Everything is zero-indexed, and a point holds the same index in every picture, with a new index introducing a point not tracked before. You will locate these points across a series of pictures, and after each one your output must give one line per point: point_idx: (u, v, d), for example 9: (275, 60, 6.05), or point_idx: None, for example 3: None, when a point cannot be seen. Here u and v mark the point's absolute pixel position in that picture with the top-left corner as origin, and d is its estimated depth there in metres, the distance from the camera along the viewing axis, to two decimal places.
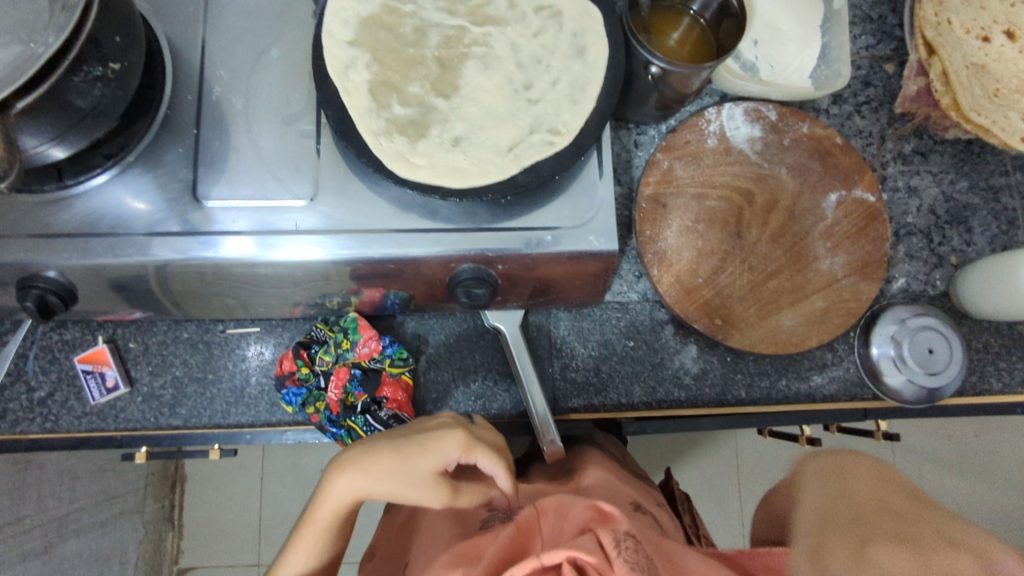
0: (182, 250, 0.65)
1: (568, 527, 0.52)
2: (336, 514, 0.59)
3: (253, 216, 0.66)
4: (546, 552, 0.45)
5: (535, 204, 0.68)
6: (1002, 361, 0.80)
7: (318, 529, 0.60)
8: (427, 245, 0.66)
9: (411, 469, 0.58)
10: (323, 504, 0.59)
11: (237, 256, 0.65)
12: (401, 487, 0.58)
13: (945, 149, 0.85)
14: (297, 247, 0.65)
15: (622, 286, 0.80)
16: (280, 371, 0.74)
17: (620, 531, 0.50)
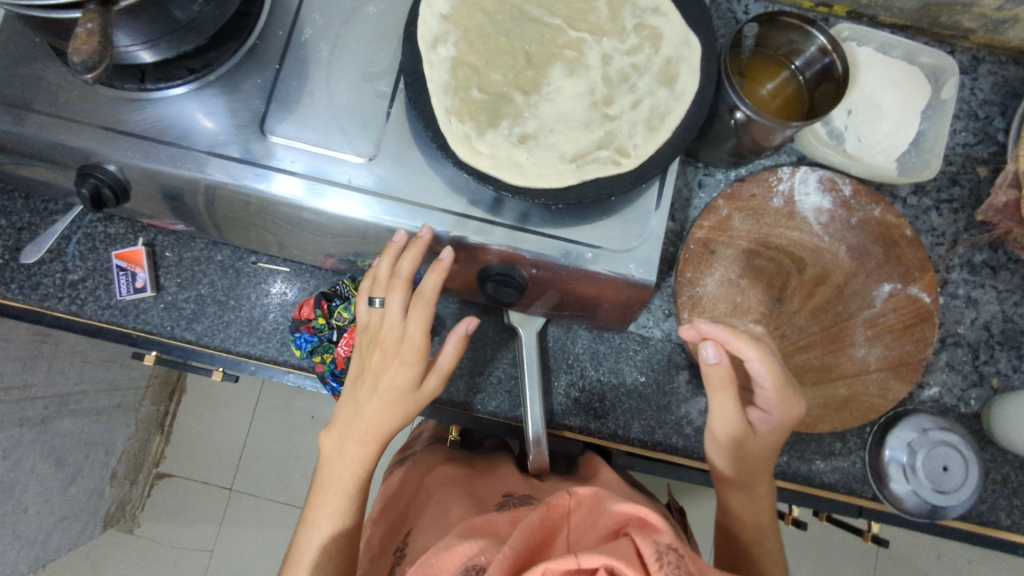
0: (237, 176, 0.66)
1: (601, 526, 0.46)
2: (355, 471, 0.65)
3: (311, 161, 0.67)
4: (585, 554, 0.39)
5: (584, 218, 0.67)
6: (1018, 499, 0.77)
7: (337, 494, 0.65)
8: (471, 232, 0.66)
9: (394, 403, 0.66)
10: (335, 471, 0.65)
11: (285, 196, 0.66)
12: (394, 416, 0.66)
13: (1017, 269, 0.81)
14: (345, 202, 0.66)
15: (649, 321, 0.79)
16: (298, 316, 0.75)
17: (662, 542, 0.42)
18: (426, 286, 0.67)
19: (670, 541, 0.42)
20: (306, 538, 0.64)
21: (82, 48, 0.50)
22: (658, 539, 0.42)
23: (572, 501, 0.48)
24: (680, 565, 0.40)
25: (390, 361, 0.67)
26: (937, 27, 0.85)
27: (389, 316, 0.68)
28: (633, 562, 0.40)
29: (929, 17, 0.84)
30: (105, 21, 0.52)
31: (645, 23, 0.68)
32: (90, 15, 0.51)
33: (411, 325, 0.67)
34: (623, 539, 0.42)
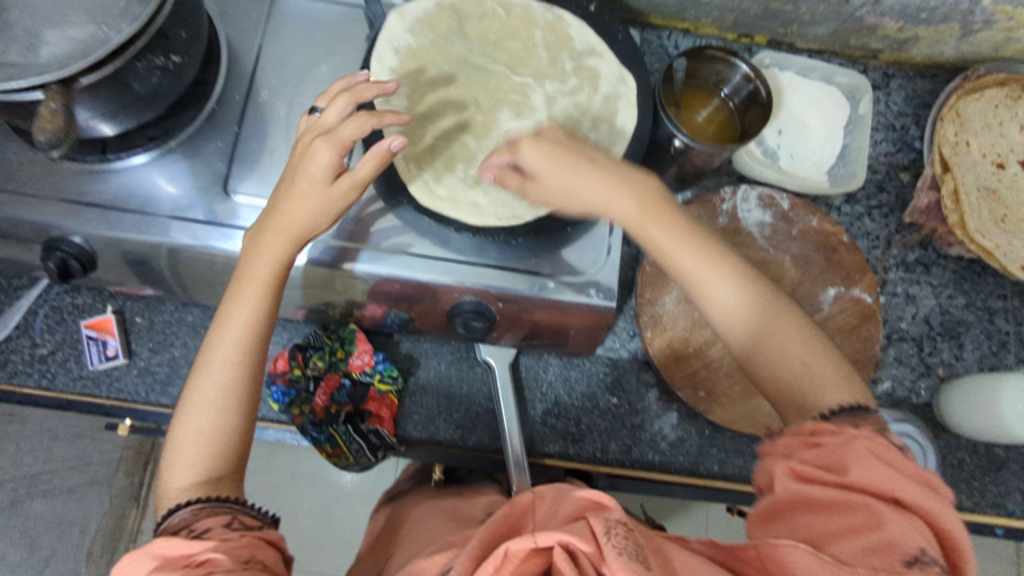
0: (198, 237, 0.68)
1: (562, 513, 0.49)
2: (240, 340, 0.55)
3: None
4: (540, 533, 0.43)
5: (543, 251, 0.71)
6: (975, 480, 0.81)
7: (225, 372, 0.54)
8: (435, 272, 0.68)
9: (305, 197, 0.57)
10: (218, 340, 0.55)
11: None
12: (284, 255, 0.58)
13: (948, 264, 0.88)
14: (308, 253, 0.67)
15: (615, 343, 0.82)
16: (274, 369, 0.76)
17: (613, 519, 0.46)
18: (331, 113, 0.58)
19: (619, 517, 0.46)
20: (184, 417, 0.54)
21: (49, 128, 0.52)
22: (608, 517, 0.46)
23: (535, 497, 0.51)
24: (627, 536, 0.44)
25: (291, 200, 0.58)
26: (848, 49, 0.93)
27: (323, 121, 0.58)
28: (585, 538, 0.43)
29: (840, 41, 0.92)
30: (69, 100, 0.55)
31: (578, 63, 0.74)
32: (53, 95, 0.53)
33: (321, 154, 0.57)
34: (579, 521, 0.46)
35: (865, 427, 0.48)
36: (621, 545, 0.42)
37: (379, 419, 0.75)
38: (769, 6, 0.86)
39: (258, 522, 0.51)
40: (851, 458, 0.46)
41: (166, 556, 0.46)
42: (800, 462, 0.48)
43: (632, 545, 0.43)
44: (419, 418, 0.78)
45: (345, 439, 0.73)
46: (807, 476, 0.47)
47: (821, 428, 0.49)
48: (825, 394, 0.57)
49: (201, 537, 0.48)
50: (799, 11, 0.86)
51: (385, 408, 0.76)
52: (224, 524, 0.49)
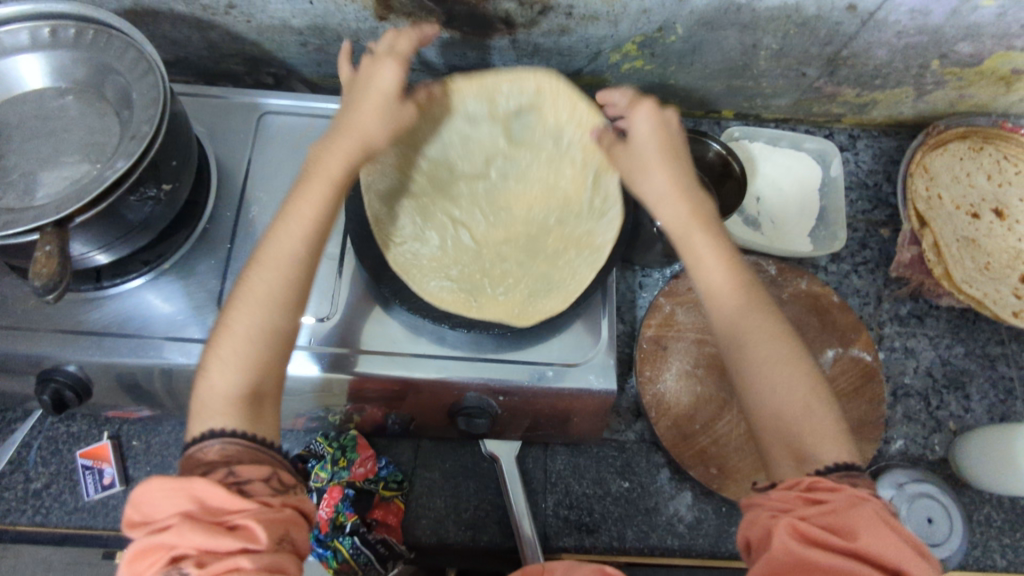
0: (192, 354, 0.68)
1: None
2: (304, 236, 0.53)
3: None
4: None
5: (538, 340, 0.71)
6: (1007, 537, 0.78)
7: (274, 273, 0.52)
8: (433, 371, 0.68)
9: (377, 106, 0.57)
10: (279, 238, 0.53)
11: None
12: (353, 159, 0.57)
13: (940, 315, 0.89)
14: (309, 361, 0.68)
15: (619, 425, 0.80)
16: None
17: None
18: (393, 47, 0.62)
19: None
20: (231, 324, 0.50)
21: (43, 271, 0.53)
22: None
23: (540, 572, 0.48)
24: None
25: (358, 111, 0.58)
26: (812, 116, 0.98)
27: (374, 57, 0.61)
28: None
29: (803, 110, 0.96)
30: (63, 240, 0.55)
31: (586, 177, 0.72)
32: (48, 237, 0.55)
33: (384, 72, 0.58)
34: None
35: (864, 491, 0.46)
36: None
37: (386, 528, 0.72)
38: (732, 84, 0.90)
39: (294, 479, 0.47)
40: (859, 522, 0.43)
41: (206, 502, 0.41)
42: (803, 518, 0.44)
43: None
44: (428, 522, 0.75)
45: (352, 552, 0.69)
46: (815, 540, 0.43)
47: (818, 481, 0.46)
48: (825, 446, 0.56)
49: (244, 488, 0.43)
50: (761, 86, 0.91)
51: (391, 515, 0.73)
52: (264, 476, 0.44)
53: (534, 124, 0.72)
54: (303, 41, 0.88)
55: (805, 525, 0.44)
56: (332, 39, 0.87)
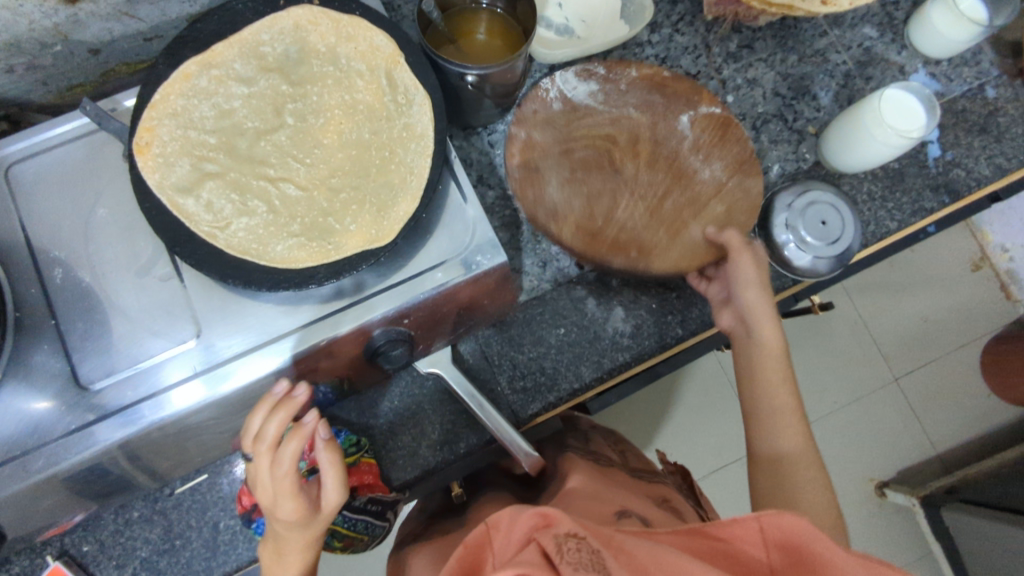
0: (131, 421, 0.62)
1: (514, 538, 0.47)
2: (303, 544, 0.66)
3: (191, 359, 0.64)
4: None
5: (412, 248, 0.68)
6: (890, 200, 0.83)
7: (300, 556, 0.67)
8: (328, 331, 0.64)
9: (296, 489, 0.63)
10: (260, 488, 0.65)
11: (192, 404, 0.63)
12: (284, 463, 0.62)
13: (765, 35, 0.89)
14: (250, 367, 0.64)
15: (532, 282, 0.79)
16: (242, 509, 0.70)
17: (563, 534, 0.45)
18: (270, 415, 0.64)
19: (568, 530, 0.46)
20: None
21: None
22: (557, 532, 0.46)
23: (489, 527, 0.49)
24: (581, 547, 0.45)
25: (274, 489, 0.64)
26: None
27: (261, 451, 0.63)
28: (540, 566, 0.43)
29: None
30: None
31: (381, 82, 0.69)
32: None
33: (284, 458, 0.62)
34: (529, 548, 0.45)
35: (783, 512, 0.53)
36: (576, 562, 0.43)
37: (368, 487, 0.71)
38: None
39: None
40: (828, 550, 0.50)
41: None
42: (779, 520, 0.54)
43: (587, 560, 0.44)
44: (405, 459, 0.75)
45: (347, 524, 0.71)
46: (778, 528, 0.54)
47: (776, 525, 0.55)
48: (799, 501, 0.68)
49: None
50: None
51: (367, 474, 0.71)
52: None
53: (308, 59, 0.71)
54: (5, 67, 0.73)
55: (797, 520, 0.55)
56: (34, 49, 0.73)
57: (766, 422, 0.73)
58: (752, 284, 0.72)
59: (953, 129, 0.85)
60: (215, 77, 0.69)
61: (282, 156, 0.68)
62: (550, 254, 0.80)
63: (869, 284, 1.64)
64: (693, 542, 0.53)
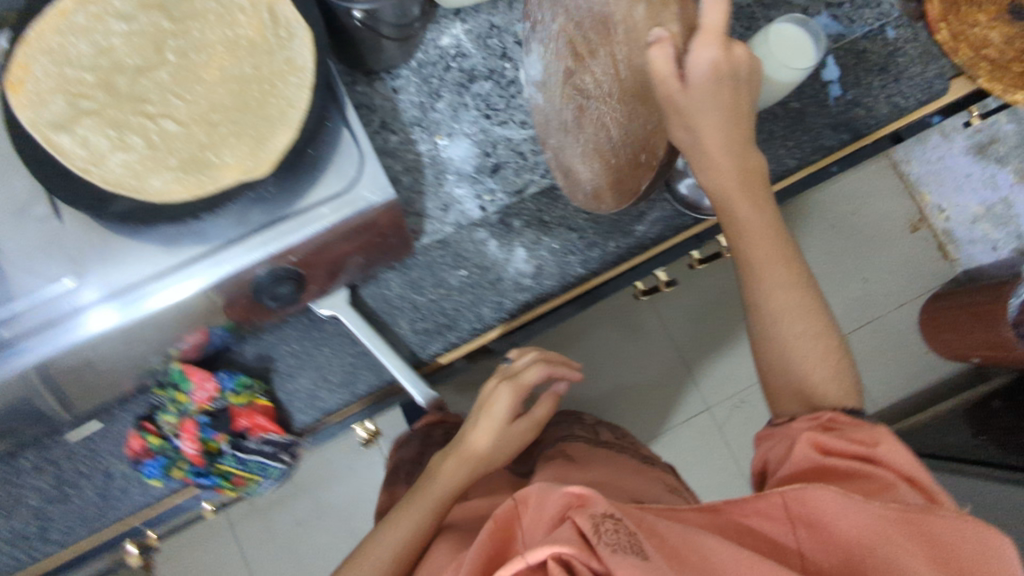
0: (47, 348, 0.63)
1: (547, 514, 0.48)
2: (393, 551, 0.64)
3: (93, 286, 0.62)
4: (529, 553, 0.44)
5: (298, 184, 0.66)
6: (790, 139, 0.84)
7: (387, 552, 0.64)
8: (217, 269, 0.64)
9: (409, 518, 0.66)
10: (433, 483, 0.69)
11: (107, 330, 0.63)
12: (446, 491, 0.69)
13: None
14: (165, 291, 0.63)
15: (435, 225, 0.79)
16: (132, 451, 0.75)
17: (599, 513, 0.47)
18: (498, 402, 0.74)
19: (603, 508, 0.48)
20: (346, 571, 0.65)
21: None
22: (593, 510, 0.47)
23: (516, 502, 0.51)
24: (616, 528, 0.46)
25: (389, 526, 0.66)
26: None
27: (448, 464, 0.70)
28: (577, 543, 0.44)
29: None
30: None
31: (263, 16, 0.66)
32: None
33: (481, 437, 0.72)
34: (565, 523, 0.46)
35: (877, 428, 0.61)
36: (612, 541, 0.45)
37: (258, 429, 0.74)
38: None
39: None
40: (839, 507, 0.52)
41: None
42: (832, 438, 0.61)
43: (621, 537, 0.46)
44: (303, 403, 0.76)
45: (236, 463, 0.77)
46: (825, 447, 0.60)
47: (837, 419, 0.63)
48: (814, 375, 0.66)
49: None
50: None
51: (259, 417, 0.72)
52: None
53: None
54: None
55: (823, 437, 0.61)
56: None
57: (765, 280, 0.67)
58: (713, 95, 0.58)
59: (854, 70, 0.86)
60: (86, 8, 0.64)
61: (163, 92, 0.64)
62: (452, 197, 0.80)
63: (811, 245, 1.66)
64: (706, 518, 0.55)
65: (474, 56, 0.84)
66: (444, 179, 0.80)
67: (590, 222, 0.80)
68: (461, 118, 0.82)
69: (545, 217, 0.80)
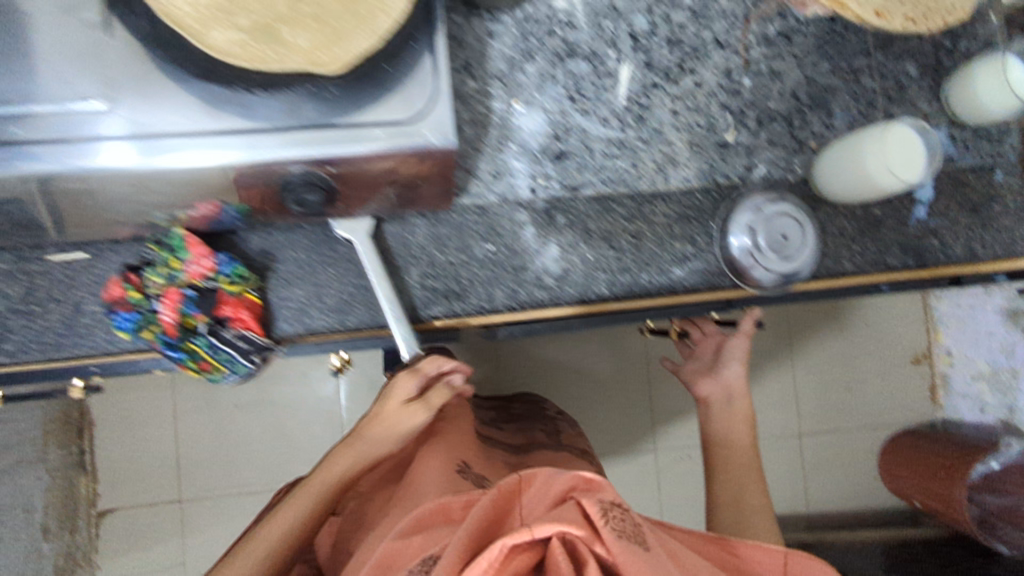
0: (42, 157, 0.57)
1: (552, 488, 0.52)
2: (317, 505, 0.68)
3: (123, 118, 0.58)
4: (537, 527, 0.46)
5: (359, 99, 0.61)
6: (855, 244, 0.82)
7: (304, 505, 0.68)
8: (93, 157, 0.57)
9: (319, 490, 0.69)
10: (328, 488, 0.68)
11: (120, 167, 0.59)
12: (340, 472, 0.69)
13: (809, 30, 0.81)
14: (182, 154, 0.59)
15: (480, 189, 0.76)
16: (109, 298, 0.67)
17: (608, 499, 0.51)
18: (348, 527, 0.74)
19: (613, 497, 0.51)
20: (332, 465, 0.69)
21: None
22: (602, 496, 0.51)
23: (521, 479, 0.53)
24: (624, 516, 0.49)
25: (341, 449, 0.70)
26: None
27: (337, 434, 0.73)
28: (581, 523, 0.48)
29: None
30: None
31: None
32: None
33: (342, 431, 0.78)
34: (569, 505, 0.50)
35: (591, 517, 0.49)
36: (616, 526, 0.48)
37: (242, 322, 0.69)
38: None
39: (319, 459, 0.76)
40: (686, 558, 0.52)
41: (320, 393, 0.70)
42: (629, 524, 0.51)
43: (626, 525, 0.49)
44: (293, 313, 0.73)
45: (208, 350, 0.68)
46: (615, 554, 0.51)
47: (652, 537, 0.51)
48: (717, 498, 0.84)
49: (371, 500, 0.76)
50: None
51: (242, 311, 0.69)
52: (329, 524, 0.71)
53: None
54: None
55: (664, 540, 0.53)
56: None
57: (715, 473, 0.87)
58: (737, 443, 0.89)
59: (946, 197, 0.83)
60: None
61: None
62: (507, 168, 0.76)
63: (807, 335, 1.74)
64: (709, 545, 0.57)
65: (582, 31, 0.77)
66: (505, 147, 0.76)
67: (631, 247, 0.78)
68: (546, 90, 0.77)
69: (590, 225, 0.77)
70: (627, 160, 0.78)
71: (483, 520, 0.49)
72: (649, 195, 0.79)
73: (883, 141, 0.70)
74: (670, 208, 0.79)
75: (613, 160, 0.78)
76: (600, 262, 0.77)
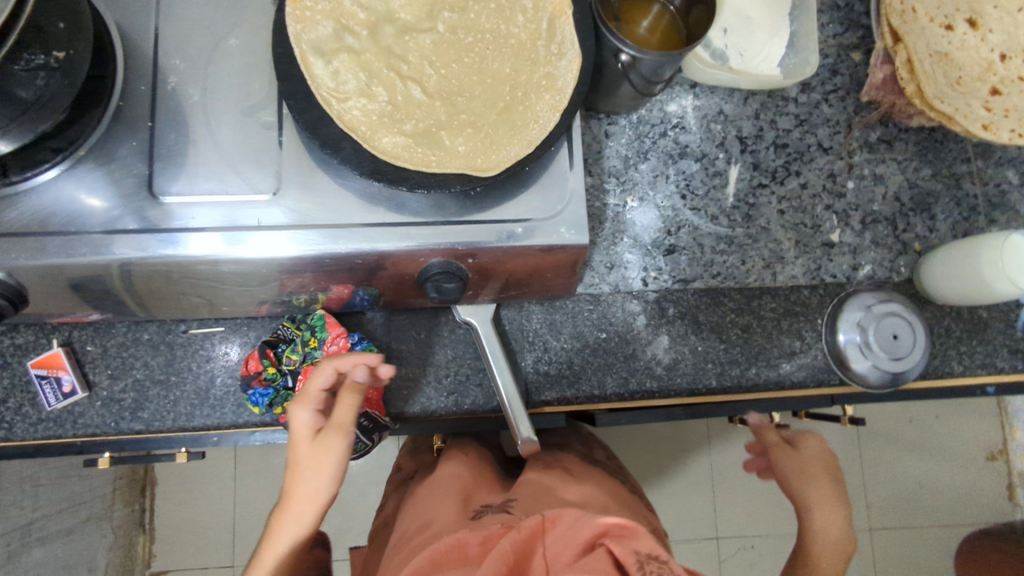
0: (141, 248, 0.57)
1: (578, 538, 0.45)
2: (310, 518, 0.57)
3: (222, 212, 0.59)
4: None
5: (504, 195, 0.62)
6: (963, 345, 0.82)
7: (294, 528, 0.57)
8: (179, 247, 0.57)
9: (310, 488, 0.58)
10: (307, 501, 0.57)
11: (199, 255, 0.58)
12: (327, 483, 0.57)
13: (909, 137, 0.84)
14: (265, 243, 0.58)
15: (594, 279, 0.78)
16: (246, 372, 0.71)
17: (641, 551, 0.43)
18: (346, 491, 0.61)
19: (647, 550, 0.43)
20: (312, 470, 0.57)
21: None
22: (635, 548, 0.43)
23: (545, 520, 0.48)
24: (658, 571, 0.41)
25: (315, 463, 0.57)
26: None
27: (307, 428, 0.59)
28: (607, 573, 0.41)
29: None
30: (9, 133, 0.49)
31: (540, 26, 0.62)
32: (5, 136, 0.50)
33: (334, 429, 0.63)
34: (595, 551, 0.43)
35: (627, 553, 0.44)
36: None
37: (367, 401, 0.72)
38: None
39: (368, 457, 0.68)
40: None
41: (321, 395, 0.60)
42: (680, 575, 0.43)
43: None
44: (410, 392, 0.75)
45: None
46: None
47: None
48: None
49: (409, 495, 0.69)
50: None
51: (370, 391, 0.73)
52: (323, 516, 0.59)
53: None
54: None
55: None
56: None
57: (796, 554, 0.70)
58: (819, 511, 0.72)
59: None
60: None
61: (422, 60, 0.61)
62: (620, 259, 0.79)
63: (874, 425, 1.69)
64: None
65: (693, 134, 0.82)
66: (618, 240, 0.80)
67: (739, 339, 0.79)
68: (658, 187, 0.81)
69: (700, 317, 0.79)
70: (735, 255, 0.81)
71: (502, 559, 0.45)
72: (756, 289, 0.81)
73: (1004, 249, 0.71)
74: (777, 303, 0.80)
75: (722, 255, 0.80)
76: (710, 353, 0.78)
